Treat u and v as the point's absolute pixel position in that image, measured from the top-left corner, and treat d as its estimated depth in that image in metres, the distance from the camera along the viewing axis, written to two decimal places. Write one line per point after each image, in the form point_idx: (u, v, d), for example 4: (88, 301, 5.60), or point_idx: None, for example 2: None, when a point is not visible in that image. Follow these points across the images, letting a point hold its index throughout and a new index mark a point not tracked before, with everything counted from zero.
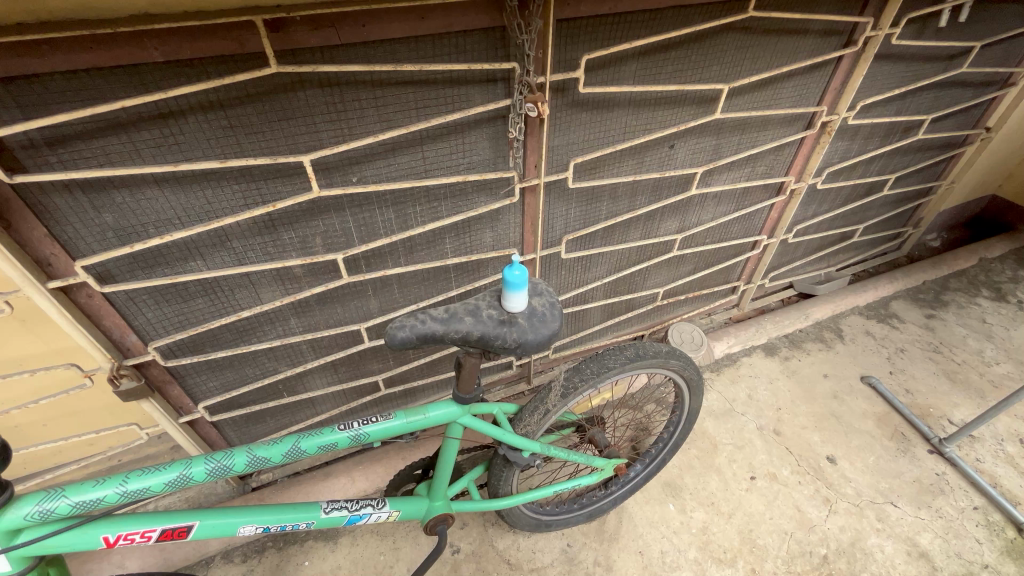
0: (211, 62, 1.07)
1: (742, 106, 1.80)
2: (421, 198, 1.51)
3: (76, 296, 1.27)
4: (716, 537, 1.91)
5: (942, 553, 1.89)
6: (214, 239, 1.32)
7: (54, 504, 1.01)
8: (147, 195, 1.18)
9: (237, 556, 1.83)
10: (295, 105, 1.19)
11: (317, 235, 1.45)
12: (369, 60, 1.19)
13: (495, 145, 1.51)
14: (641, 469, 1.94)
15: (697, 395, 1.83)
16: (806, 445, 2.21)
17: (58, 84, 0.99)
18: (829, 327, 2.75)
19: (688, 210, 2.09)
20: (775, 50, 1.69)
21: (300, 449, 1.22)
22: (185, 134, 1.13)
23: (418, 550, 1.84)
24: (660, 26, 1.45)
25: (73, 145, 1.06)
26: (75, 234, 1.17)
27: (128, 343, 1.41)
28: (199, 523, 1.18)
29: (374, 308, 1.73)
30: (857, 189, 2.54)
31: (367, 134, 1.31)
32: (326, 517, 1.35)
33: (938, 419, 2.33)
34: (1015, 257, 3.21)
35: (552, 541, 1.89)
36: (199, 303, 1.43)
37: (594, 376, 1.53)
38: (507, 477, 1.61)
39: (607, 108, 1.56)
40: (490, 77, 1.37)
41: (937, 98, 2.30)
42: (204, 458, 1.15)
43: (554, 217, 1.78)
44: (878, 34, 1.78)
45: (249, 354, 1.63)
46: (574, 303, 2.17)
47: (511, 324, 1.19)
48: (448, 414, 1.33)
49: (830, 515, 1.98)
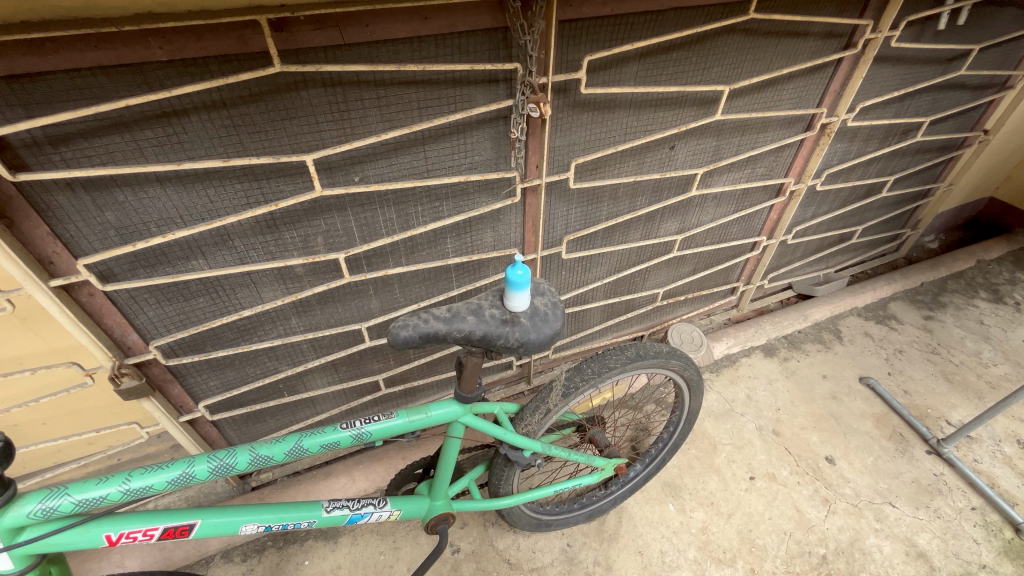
0: (215, 61, 1.07)
1: (742, 108, 1.80)
2: (422, 198, 1.51)
3: (77, 294, 1.27)
4: (715, 537, 1.91)
5: (940, 553, 1.90)
6: (216, 238, 1.32)
7: (57, 502, 1.01)
8: (149, 194, 1.18)
9: (237, 555, 1.83)
10: (298, 105, 1.19)
11: (319, 235, 1.45)
12: (372, 60, 1.19)
13: (497, 146, 1.51)
14: (640, 470, 1.95)
15: (697, 396, 1.84)
16: (805, 445, 2.21)
17: (62, 83, 0.99)
18: (827, 328, 2.76)
19: (688, 211, 2.10)
20: (775, 53, 1.70)
21: (302, 447, 1.22)
22: (188, 133, 1.13)
23: (418, 550, 1.84)
24: (660, 27, 1.46)
25: (76, 143, 1.06)
26: (77, 232, 1.17)
27: (129, 341, 1.41)
28: (200, 522, 1.18)
29: (374, 307, 1.73)
30: (856, 191, 2.55)
31: (369, 134, 1.31)
32: (327, 516, 1.35)
33: (936, 420, 2.34)
34: (1012, 259, 3.22)
35: (553, 541, 1.90)
36: (200, 302, 1.43)
37: (595, 376, 1.54)
38: (507, 476, 1.61)
39: (609, 109, 1.57)
40: (492, 77, 1.37)
41: (936, 100, 2.31)
42: (206, 456, 1.15)
43: (554, 217, 1.78)
44: (878, 37, 1.79)
45: (250, 354, 1.63)
46: (574, 304, 2.18)
47: (513, 324, 1.19)
48: (449, 414, 1.33)
49: (829, 515, 1.99)
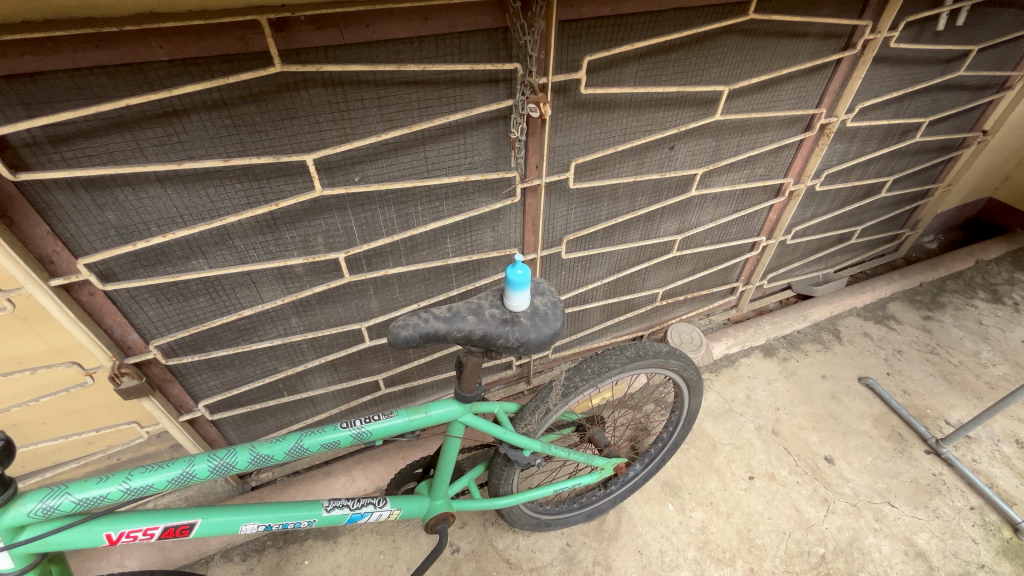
0: (215, 61, 1.08)
1: (741, 108, 1.81)
2: (423, 198, 1.51)
3: (78, 294, 1.27)
4: (715, 536, 1.92)
5: (939, 552, 1.90)
6: (216, 238, 1.32)
7: (58, 501, 1.01)
8: (149, 194, 1.18)
9: (237, 555, 1.83)
10: (298, 104, 1.19)
11: (319, 234, 1.45)
12: (373, 60, 1.19)
13: (497, 146, 1.52)
14: (640, 469, 1.95)
15: (697, 396, 1.84)
16: (804, 445, 2.22)
17: (63, 83, 0.99)
18: (827, 328, 2.76)
19: (688, 211, 2.10)
20: (775, 53, 1.70)
21: (302, 447, 1.23)
22: (188, 133, 1.13)
23: (418, 549, 1.85)
24: (660, 28, 1.46)
25: (77, 143, 1.07)
26: (77, 231, 1.17)
27: (129, 341, 1.41)
28: (201, 520, 1.18)
29: (374, 307, 1.73)
30: (855, 191, 2.56)
31: (370, 134, 1.31)
32: (328, 515, 1.35)
33: (935, 420, 2.34)
34: (1011, 259, 3.23)
35: (552, 541, 1.90)
36: (200, 302, 1.43)
37: (594, 375, 1.54)
38: (507, 475, 1.61)
39: (609, 109, 1.57)
40: (492, 77, 1.37)
41: (935, 101, 2.32)
42: (207, 455, 1.15)
43: (554, 217, 1.79)
44: (877, 38, 1.79)
45: (249, 354, 1.63)
46: (574, 303, 2.18)
47: (513, 324, 1.19)
48: (449, 413, 1.33)
49: (828, 515, 1.99)
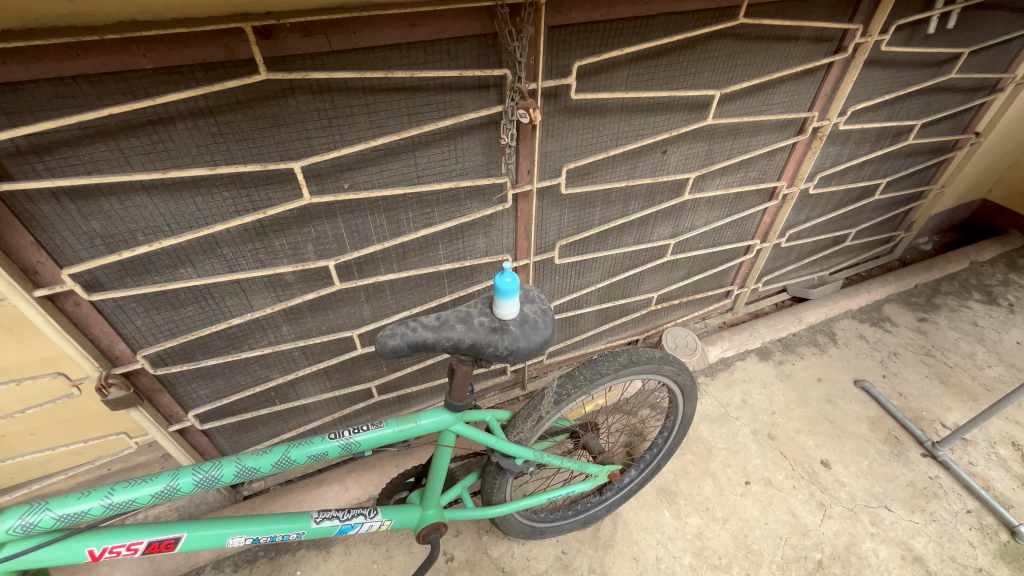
0: (200, 68, 1.06)
1: (733, 112, 1.80)
2: (413, 204, 1.50)
3: (63, 303, 1.26)
4: (711, 543, 1.90)
5: (936, 556, 1.89)
6: (204, 246, 1.31)
7: (38, 517, 0.99)
8: (136, 203, 1.17)
9: (228, 566, 1.81)
10: (285, 112, 1.18)
11: (309, 242, 1.44)
12: (360, 66, 1.19)
13: (489, 152, 1.51)
14: (636, 476, 1.93)
15: (691, 401, 1.82)
16: (800, 449, 2.21)
17: (45, 92, 0.98)
18: (822, 331, 2.76)
19: (681, 215, 2.09)
20: (766, 57, 1.70)
21: (289, 458, 1.21)
22: (174, 141, 1.12)
23: (411, 559, 1.83)
24: (651, 33, 1.46)
25: (60, 151, 1.05)
26: (62, 241, 1.16)
27: (116, 351, 1.39)
28: (187, 534, 1.16)
29: (366, 314, 1.72)
30: (849, 194, 2.56)
31: (359, 140, 1.30)
32: (318, 526, 1.34)
33: (931, 423, 2.34)
34: (1005, 260, 3.23)
35: (547, 548, 1.88)
36: (189, 311, 1.42)
37: (587, 382, 1.52)
38: (500, 483, 1.60)
39: (601, 114, 1.57)
40: (483, 83, 1.36)
41: (926, 105, 2.33)
42: (192, 468, 1.13)
43: (547, 222, 1.78)
44: (867, 41, 1.80)
45: (240, 362, 1.61)
46: (568, 308, 2.17)
47: (502, 332, 1.18)
48: (440, 422, 1.32)
49: (825, 519, 1.98)
